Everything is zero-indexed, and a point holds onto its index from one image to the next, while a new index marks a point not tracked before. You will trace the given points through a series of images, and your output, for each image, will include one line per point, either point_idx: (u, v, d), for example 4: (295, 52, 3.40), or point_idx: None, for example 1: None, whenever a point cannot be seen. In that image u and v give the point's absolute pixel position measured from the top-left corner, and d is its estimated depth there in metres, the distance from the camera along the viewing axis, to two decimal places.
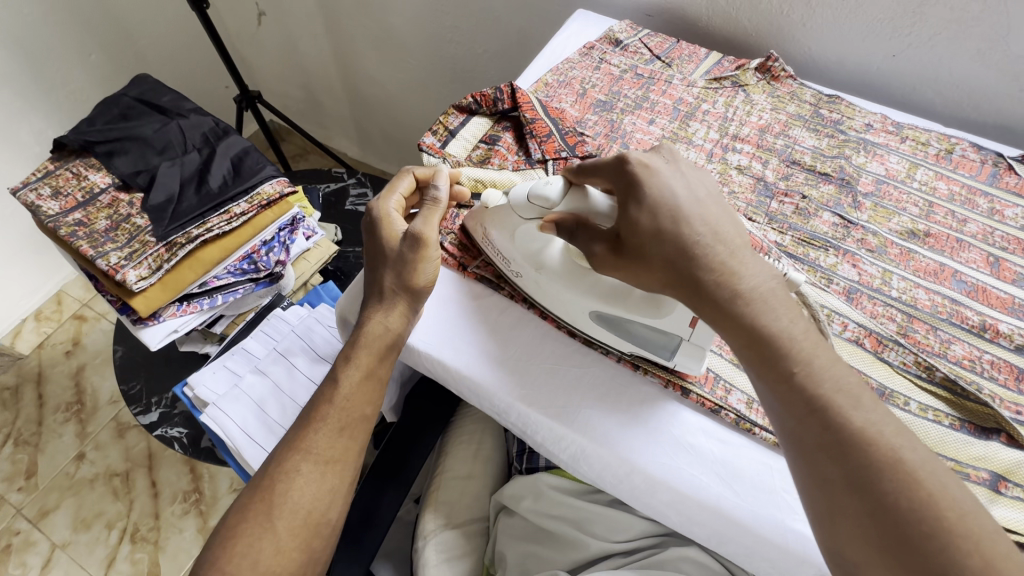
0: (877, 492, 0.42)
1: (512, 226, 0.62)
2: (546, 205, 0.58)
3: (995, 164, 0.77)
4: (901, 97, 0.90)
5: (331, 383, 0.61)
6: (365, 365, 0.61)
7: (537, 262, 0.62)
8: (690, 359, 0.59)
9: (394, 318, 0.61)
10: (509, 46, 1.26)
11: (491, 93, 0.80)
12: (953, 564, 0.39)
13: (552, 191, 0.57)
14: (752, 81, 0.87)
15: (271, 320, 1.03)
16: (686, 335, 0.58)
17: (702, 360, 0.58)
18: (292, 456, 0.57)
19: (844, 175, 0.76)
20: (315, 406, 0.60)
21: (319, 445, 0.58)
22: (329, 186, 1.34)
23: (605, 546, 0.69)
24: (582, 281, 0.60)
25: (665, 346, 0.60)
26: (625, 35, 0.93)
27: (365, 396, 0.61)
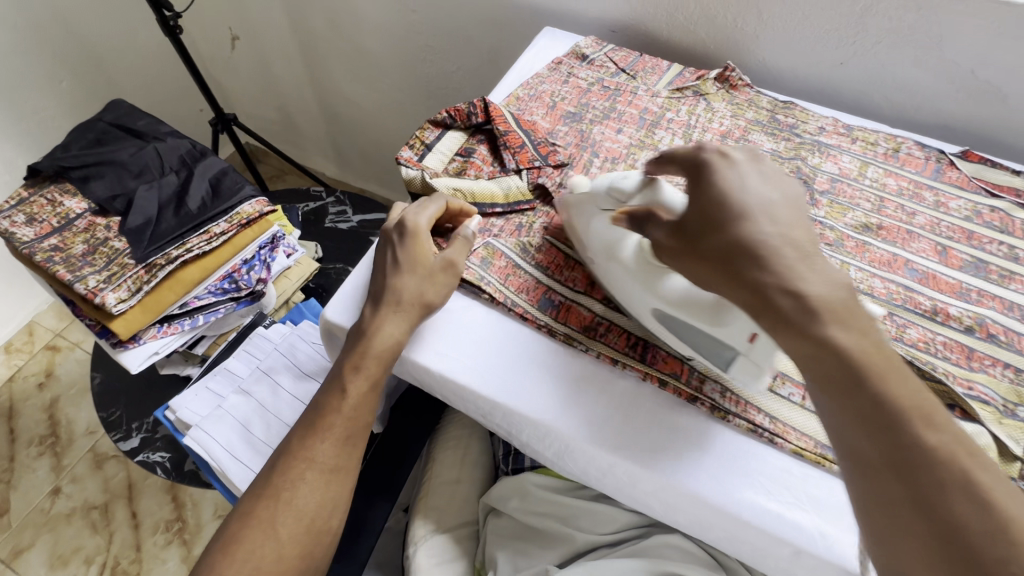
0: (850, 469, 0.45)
1: (588, 213, 0.65)
2: (621, 196, 0.62)
3: (938, 160, 0.83)
4: (851, 101, 0.96)
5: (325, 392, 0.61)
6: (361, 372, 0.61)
7: (611, 251, 0.63)
8: (748, 372, 0.57)
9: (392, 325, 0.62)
10: (481, 64, 1.30)
11: (465, 108, 0.82)
12: None
13: (628, 184, 0.62)
14: (712, 90, 0.92)
15: (253, 339, 1.04)
16: (744, 350, 0.56)
17: (762, 374, 0.57)
18: (291, 467, 0.58)
19: (801, 175, 0.81)
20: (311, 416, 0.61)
21: (319, 453, 0.58)
22: (308, 205, 1.35)
23: (592, 538, 0.70)
24: (649, 275, 0.60)
25: (721, 355, 0.58)
26: (591, 50, 0.97)
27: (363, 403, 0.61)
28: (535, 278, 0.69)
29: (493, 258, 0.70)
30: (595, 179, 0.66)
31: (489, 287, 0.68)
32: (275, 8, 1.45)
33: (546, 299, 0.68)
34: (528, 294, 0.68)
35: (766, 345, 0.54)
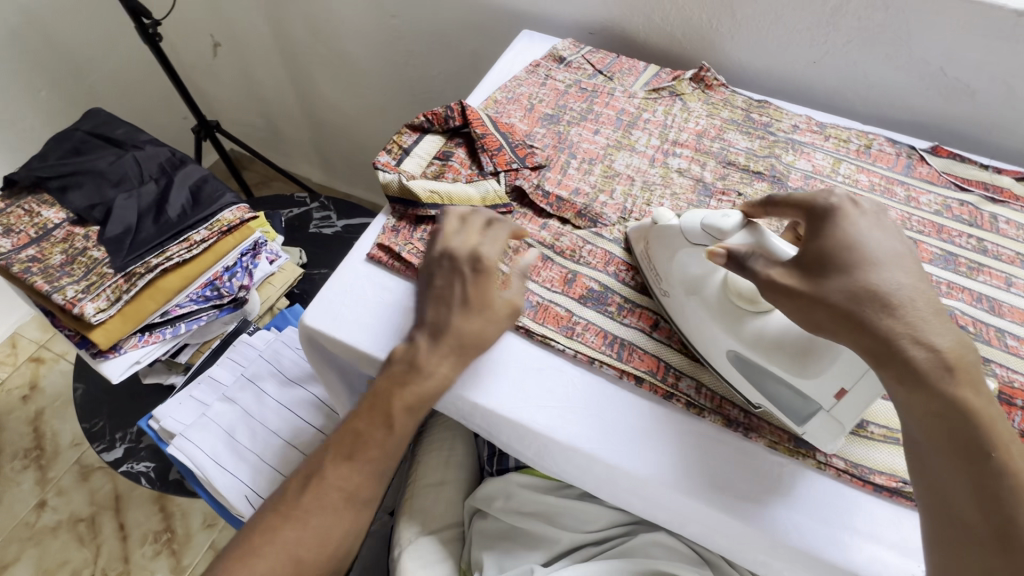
0: None
1: (674, 247, 0.62)
2: (719, 235, 0.58)
3: (909, 156, 0.85)
4: (825, 99, 0.98)
5: (362, 413, 0.57)
6: (406, 404, 0.57)
7: (694, 287, 0.61)
8: (826, 429, 0.55)
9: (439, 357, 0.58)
10: (462, 67, 1.31)
11: (442, 112, 0.82)
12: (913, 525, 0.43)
13: (728, 224, 0.57)
14: (687, 90, 0.93)
15: (238, 346, 1.04)
16: (828, 406, 0.54)
17: (840, 436, 0.55)
18: (314, 487, 0.55)
19: (775, 173, 0.82)
20: (342, 433, 0.57)
21: (350, 480, 0.56)
22: (292, 211, 1.35)
23: (576, 537, 0.71)
24: (732, 316, 0.58)
25: (796, 408, 0.56)
26: (569, 52, 0.98)
27: (404, 436, 0.57)
28: None
29: None
30: (685, 214, 0.62)
31: None
32: (257, 15, 1.45)
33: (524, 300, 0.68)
34: None
35: (856, 403, 0.53)
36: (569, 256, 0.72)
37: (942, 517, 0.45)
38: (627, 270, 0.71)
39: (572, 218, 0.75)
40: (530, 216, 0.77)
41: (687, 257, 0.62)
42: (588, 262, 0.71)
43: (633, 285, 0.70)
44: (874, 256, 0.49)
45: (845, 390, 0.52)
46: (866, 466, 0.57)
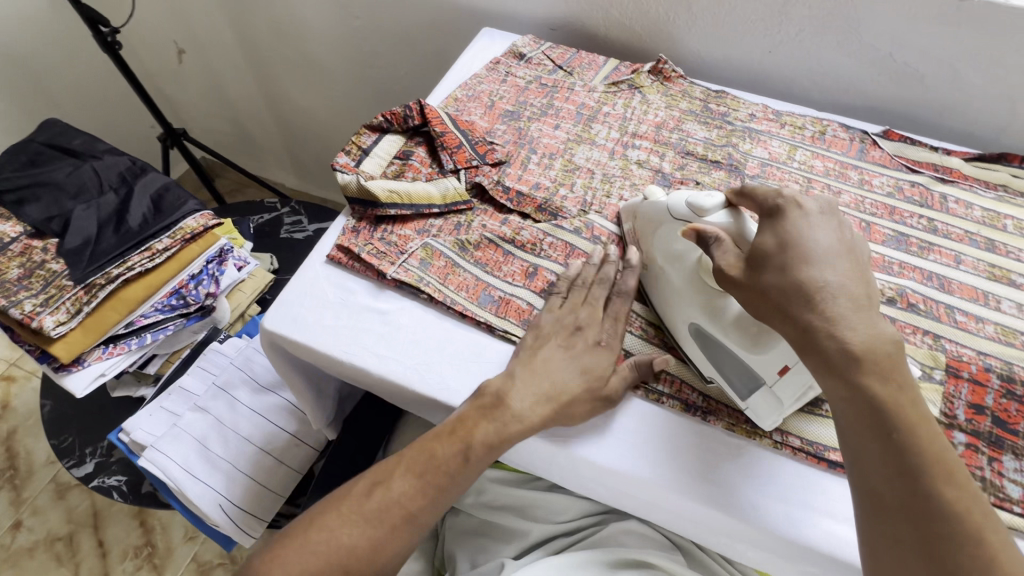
0: None
1: (659, 219, 0.66)
2: (699, 211, 0.62)
3: (862, 140, 0.87)
4: (782, 88, 0.99)
5: (442, 436, 0.58)
6: (487, 441, 0.57)
7: (672, 256, 0.64)
8: (765, 404, 0.56)
9: (524, 392, 0.59)
10: (428, 67, 1.31)
11: (401, 111, 0.82)
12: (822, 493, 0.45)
13: (710, 203, 0.61)
14: (646, 82, 0.94)
15: (207, 354, 1.03)
16: (771, 382, 0.55)
17: (778, 414, 0.56)
18: (377, 496, 0.56)
19: (732, 161, 0.83)
20: (417, 450, 0.58)
21: (414, 501, 0.56)
22: (262, 217, 1.34)
23: (545, 529, 0.70)
24: (702, 289, 0.60)
25: (742, 382, 0.58)
26: (529, 48, 0.99)
27: (473, 472, 0.57)
28: (474, 276, 0.69)
29: (431, 259, 0.71)
30: (675, 194, 0.66)
31: (428, 287, 0.68)
32: (220, 22, 1.45)
33: (486, 295, 0.68)
34: (468, 291, 0.68)
35: (798, 380, 0.54)
36: (530, 249, 0.72)
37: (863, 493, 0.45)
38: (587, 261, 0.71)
39: (533, 212, 0.76)
40: (491, 212, 0.77)
41: (672, 234, 0.65)
42: (548, 255, 0.71)
43: None
44: (803, 242, 0.52)
45: (790, 367, 0.54)
46: (821, 444, 0.59)
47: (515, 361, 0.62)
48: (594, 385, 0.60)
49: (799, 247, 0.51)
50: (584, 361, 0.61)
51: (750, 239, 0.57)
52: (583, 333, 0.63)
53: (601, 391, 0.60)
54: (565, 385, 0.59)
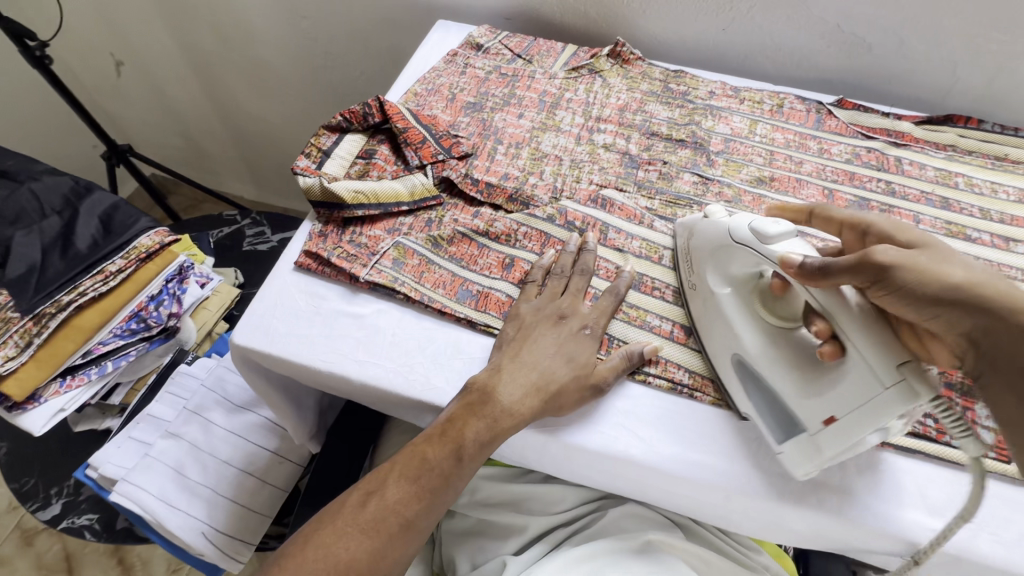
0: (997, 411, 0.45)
1: (717, 246, 0.61)
2: (766, 238, 0.55)
3: (818, 111, 0.89)
4: (739, 64, 1.01)
5: (433, 439, 0.56)
6: (480, 438, 0.56)
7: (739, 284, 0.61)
8: (801, 451, 0.53)
9: (512, 385, 0.58)
10: (383, 65, 1.28)
11: (360, 109, 0.80)
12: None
13: (774, 228, 0.55)
14: (606, 66, 0.94)
15: (176, 378, 0.98)
16: (811, 429, 0.52)
17: (811, 466, 0.52)
18: (372, 506, 0.54)
19: (696, 139, 0.84)
20: (408, 456, 0.56)
21: (410, 507, 0.54)
22: (222, 231, 1.29)
23: (542, 521, 0.69)
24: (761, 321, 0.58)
25: (784, 424, 0.55)
26: (486, 38, 0.97)
27: (467, 473, 0.56)
28: (450, 271, 0.68)
29: (405, 258, 0.69)
30: (736, 214, 0.60)
31: (403, 287, 0.66)
32: (160, 30, 1.38)
33: (464, 290, 0.67)
34: (445, 288, 0.67)
35: (840, 437, 0.49)
36: (504, 240, 0.70)
37: None
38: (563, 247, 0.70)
39: (504, 203, 0.75)
40: (461, 206, 0.76)
41: (728, 260, 0.61)
42: (524, 245, 0.70)
43: None
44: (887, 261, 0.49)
45: (835, 419, 0.49)
46: None
47: (501, 354, 0.61)
48: (582, 372, 0.59)
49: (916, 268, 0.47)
50: (570, 348, 0.61)
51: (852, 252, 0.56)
52: (567, 321, 0.63)
53: (589, 378, 0.59)
54: (554, 375, 0.58)
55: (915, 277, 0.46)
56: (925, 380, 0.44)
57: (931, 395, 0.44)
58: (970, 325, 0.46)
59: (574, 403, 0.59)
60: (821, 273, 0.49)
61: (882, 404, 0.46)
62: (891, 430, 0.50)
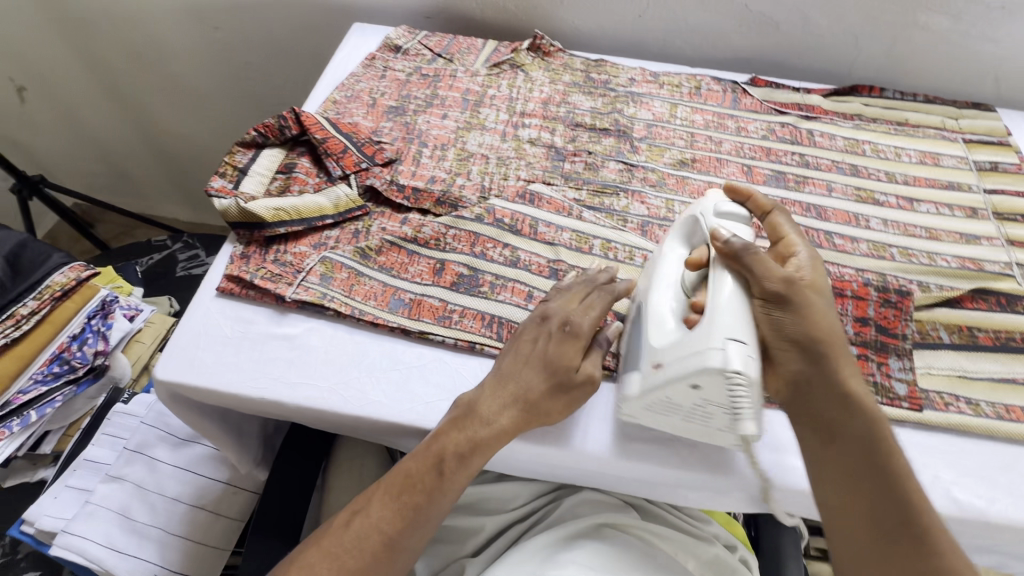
0: (807, 425, 0.54)
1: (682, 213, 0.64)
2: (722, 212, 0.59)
3: (734, 90, 0.92)
4: (658, 49, 1.02)
5: (417, 456, 0.56)
6: (460, 452, 0.55)
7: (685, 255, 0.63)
8: (627, 389, 0.57)
9: (491, 397, 0.57)
10: (305, 69, 1.24)
11: (274, 123, 0.77)
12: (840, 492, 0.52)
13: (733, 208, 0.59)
14: (527, 60, 0.94)
15: (114, 419, 0.94)
16: (642, 371, 0.56)
17: (630, 403, 0.57)
18: (356, 525, 0.54)
19: (620, 127, 0.85)
20: (394, 474, 0.56)
21: (393, 526, 0.54)
22: (152, 258, 1.23)
23: (500, 519, 0.69)
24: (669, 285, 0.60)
25: (628, 367, 0.59)
26: (404, 39, 0.95)
27: (451, 490, 0.55)
28: (381, 282, 0.67)
29: (333, 272, 0.67)
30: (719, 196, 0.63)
31: (333, 302, 0.65)
32: (61, 49, 1.29)
33: (396, 300, 0.66)
34: (376, 299, 0.66)
35: (658, 382, 0.53)
36: (434, 245, 0.70)
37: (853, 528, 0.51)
38: (494, 246, 0.70)
39: (432, 207, 0.74)
40: (388, 214, 0.74)
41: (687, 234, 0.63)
42: (454, 248, 0.70)
43: (502, 261, 0.69)
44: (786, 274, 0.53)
45: (662, 365, 0.53)
46: None
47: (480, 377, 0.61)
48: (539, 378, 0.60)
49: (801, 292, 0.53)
50: (549, 352, 0.58)
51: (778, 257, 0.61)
52: (549, 321, 0.60)
53: (575, 378, 0.57)
54: (530, 383, 0.57)
55: (798, 310, 0.53)
56: (740, 358, 0.48)
57: (735, 368, 0.48)
58: (798, 365, 0.53)
59: (558, 408, 0.58)
60: (739, 245, 0.54)
61: (699, 355, 0.50)
62: (703, 411, 0.53)
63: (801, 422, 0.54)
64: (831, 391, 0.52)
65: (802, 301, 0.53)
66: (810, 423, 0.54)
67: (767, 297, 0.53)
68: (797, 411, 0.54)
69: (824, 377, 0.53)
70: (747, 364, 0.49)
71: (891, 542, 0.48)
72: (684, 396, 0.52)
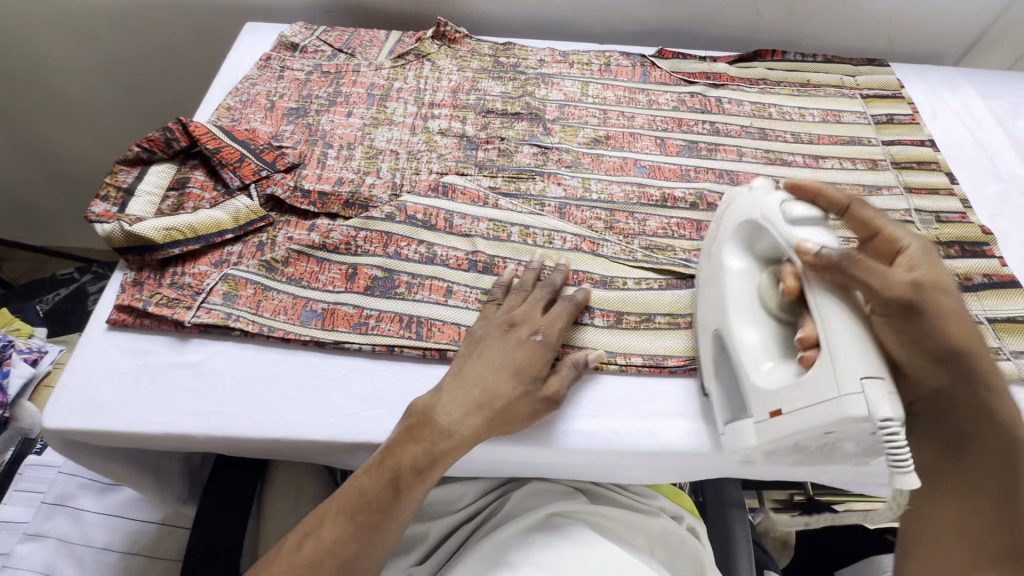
0: (942, 441, 0.52)
1: (746, 211, 0.57)
2: (789, 213, 0.52)
3: (643, 64, 0.92)
4: (567, 27, 1.01)
5: (371, 469, 0.52)
6: (417, 465, 0.52)
7: (754, 271, 0.56)
8: (738, 433, 0.53)
9: (452, 404, 0.55)
10: (199, 67, 1.18)
11: (159, 136, 0.71)
12: (951, 509, 0.51)
13: (797, 210, 0.52)
14: (433, 49, 0.91)
15: (27, 472, 0.86)
16: (756, 416, 0.51)
17: (742, 446, 0.53)
18: (307, 548, 0.49)
19: (532, 110, 0.84)
20: (345, 489, 0.52)
21: (348, 547, 0.50)
22: (59, 294, 1.14)
23: (448, 522, 0.67)
24: (748, 308, 0.55)
25: (732, 407, 0.55)
26: (301, 36, 0.91)
27: (409, 504, 0.52)
28: (291, 294, 0.63)
29: (237, 290, 0.63)
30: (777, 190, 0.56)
31: (239, 321, 0.61)
32: None
33: (308, 311, 0.63)
34: (286, 313, 0.62)
35: (784, 429, 0.48)
36: (344, 250, 0.67)
37: (947, 548, 0.51)
38: (408, 244, 0.68)
39: (341, 210, 0.70)
40: (294, 222, 0.70)
41: (752, 240, 0.57)
42: (366, 250, 0.67)
43: (417, 259, 0.67)
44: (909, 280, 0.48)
45: (781, 412, 0.49)
46: (660, 354, 0.64)
47: (447, 372, 0.59)
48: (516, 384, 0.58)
49: (924, 298, 0.48)
50: (519, 359, 0.57)
51: (880, 254, 0.53)
52: (517, 329, 0.60)
53: (541, 389, 0.57)
54: (496, 390, 0.55)
55: (938, 323, 0.48)
56: (884, 400, 0.43)
57: (881, 414, 0.43)
58: (937, 384, 0.50)
59: (521, 418, 0.56)
60: (836, 257, 0.47)
61: (836, 405, 0.44)
62: (831, 446, 0.50)
63: (928, 449, 0.53)
64: (967, 412, 0.51)
65: (933, 312, 0.48)
66: (944, 437, 0.52)
67: (888, 307, 0.47)
68: (940, 440, 0.52)
69: (968, 392, 0.50)
70: (891, 405, 0.44)
71: (983, 564, 0.49)
72: (812, 439, 0.48)
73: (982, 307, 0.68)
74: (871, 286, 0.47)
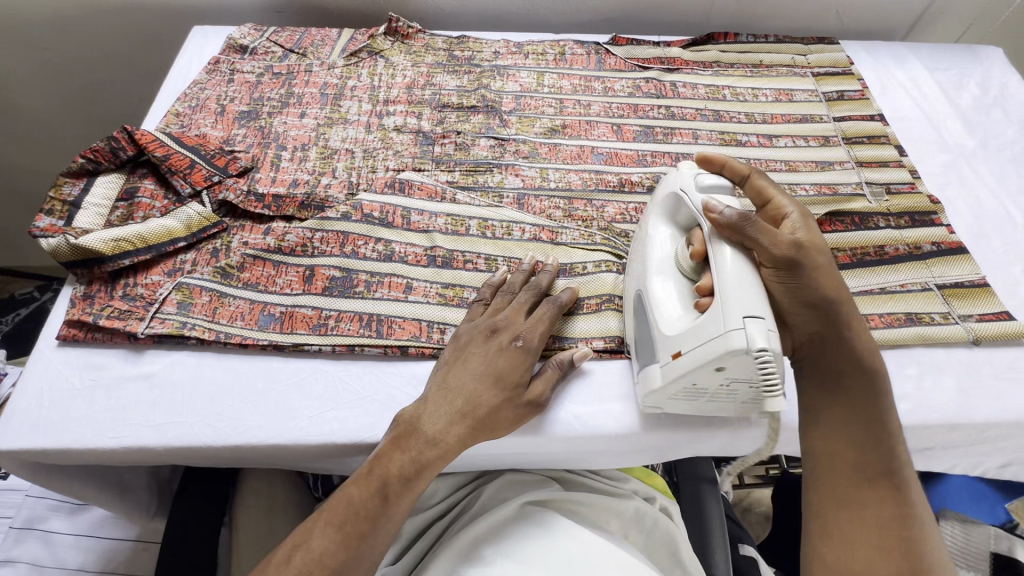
0: (823, 378, 0.54)
1: (667, 186, 0.60)
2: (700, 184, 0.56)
3: (597, 52, 0.92)
4: (521, 18, 1.01)
5: (359, 479, 0.52)
6: (404, 473, 0.52)
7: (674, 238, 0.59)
8: (649, 382, 0.56)
9: (436, 413, 0.55)
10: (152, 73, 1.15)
11: (104, 145, 0.70)
12: (839, 443, 0.52)
13: (707, 180, 0.56)
14: (386, 45, 0.90)
15: None
16: (663, 361, 0.54)
17: (652, 394, 0.56)
18: (297, 560, 0.48)
19: (488, 103, 0.83)
20: (333, 502, 0.51)
21: (336, 557, 0.49)
22: (19, 315, 1.11)
23: (423, 517, 0.66)
24: (665, 266, 0.57)
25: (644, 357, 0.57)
26: (250, 38, 0.89)
27: (398, 512, 0.52)
28: (248, 300, 0.63)
29: (191, 298, 0.62)
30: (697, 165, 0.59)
31: (194, 330, 0.60)
32: None
33: (266, 316, 0.62)
34: (244, 319, 0.61)
35: (682, 372, 0.51)
36: (300, 252, 0.66)
37: (844, 482, 0.51)
38: (365, 243, 0.67)
39: (297, 211, 0.70)
40: (248, 226, 0.69)
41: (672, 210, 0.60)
42: (323, 251, 0.66)
43: (375, 257, 0.66)
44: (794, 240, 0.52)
45: (681, 353, 0.51)
46: (620, 337, 0.64)
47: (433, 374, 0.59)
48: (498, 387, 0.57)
49: (806, 253, 0.52)
50: (499, 365, 0.57)
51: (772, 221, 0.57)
52: (499, 334, 0.59)
53: (523, 395, 0.57)
54: (480, 398, 0.55)
55: (817, 272, 0.52)
56: (762, 334, 0.46)
57: (761, 345, 0.46)
58: (815, 329, 0.54)
59: (506, 423, 0.56)
60: (736, 216, 0.51)
61: (723, 340, 0.47)
62: (729, 390, 0.52)
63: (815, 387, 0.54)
64: (844, 350, 0.54)
65: (812, 264, 0.52)
66: (825, 376, 0.54)
67: (776, 263, 0.51)
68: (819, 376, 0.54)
69: (835, 327, 0.53)
70: (770, 339, 0.46)
71: (876, 489, 0.50)
72: (709, 380, 0.51)
73: (932, 275, 0.70)
74: (762, 241, 0.50)
